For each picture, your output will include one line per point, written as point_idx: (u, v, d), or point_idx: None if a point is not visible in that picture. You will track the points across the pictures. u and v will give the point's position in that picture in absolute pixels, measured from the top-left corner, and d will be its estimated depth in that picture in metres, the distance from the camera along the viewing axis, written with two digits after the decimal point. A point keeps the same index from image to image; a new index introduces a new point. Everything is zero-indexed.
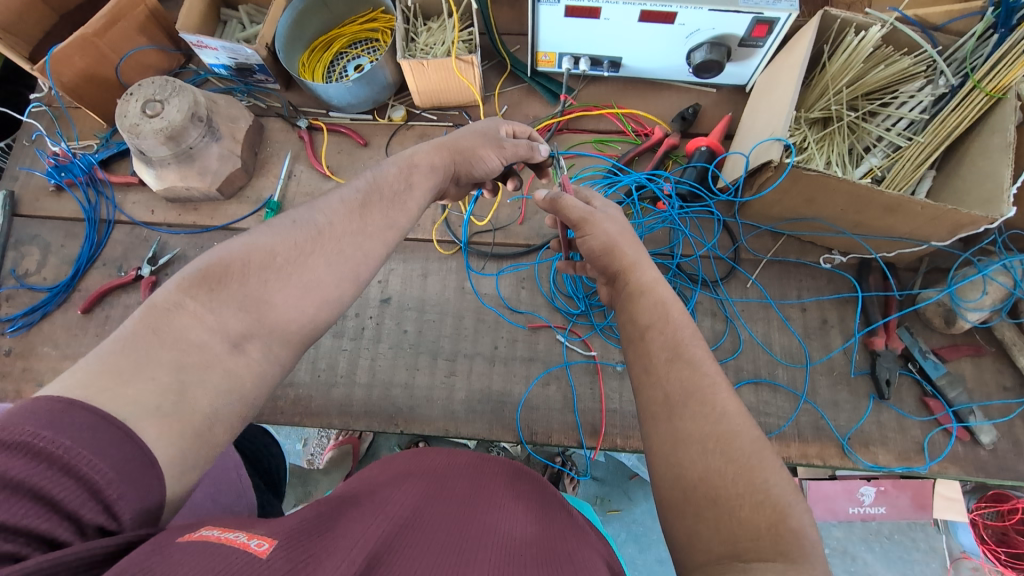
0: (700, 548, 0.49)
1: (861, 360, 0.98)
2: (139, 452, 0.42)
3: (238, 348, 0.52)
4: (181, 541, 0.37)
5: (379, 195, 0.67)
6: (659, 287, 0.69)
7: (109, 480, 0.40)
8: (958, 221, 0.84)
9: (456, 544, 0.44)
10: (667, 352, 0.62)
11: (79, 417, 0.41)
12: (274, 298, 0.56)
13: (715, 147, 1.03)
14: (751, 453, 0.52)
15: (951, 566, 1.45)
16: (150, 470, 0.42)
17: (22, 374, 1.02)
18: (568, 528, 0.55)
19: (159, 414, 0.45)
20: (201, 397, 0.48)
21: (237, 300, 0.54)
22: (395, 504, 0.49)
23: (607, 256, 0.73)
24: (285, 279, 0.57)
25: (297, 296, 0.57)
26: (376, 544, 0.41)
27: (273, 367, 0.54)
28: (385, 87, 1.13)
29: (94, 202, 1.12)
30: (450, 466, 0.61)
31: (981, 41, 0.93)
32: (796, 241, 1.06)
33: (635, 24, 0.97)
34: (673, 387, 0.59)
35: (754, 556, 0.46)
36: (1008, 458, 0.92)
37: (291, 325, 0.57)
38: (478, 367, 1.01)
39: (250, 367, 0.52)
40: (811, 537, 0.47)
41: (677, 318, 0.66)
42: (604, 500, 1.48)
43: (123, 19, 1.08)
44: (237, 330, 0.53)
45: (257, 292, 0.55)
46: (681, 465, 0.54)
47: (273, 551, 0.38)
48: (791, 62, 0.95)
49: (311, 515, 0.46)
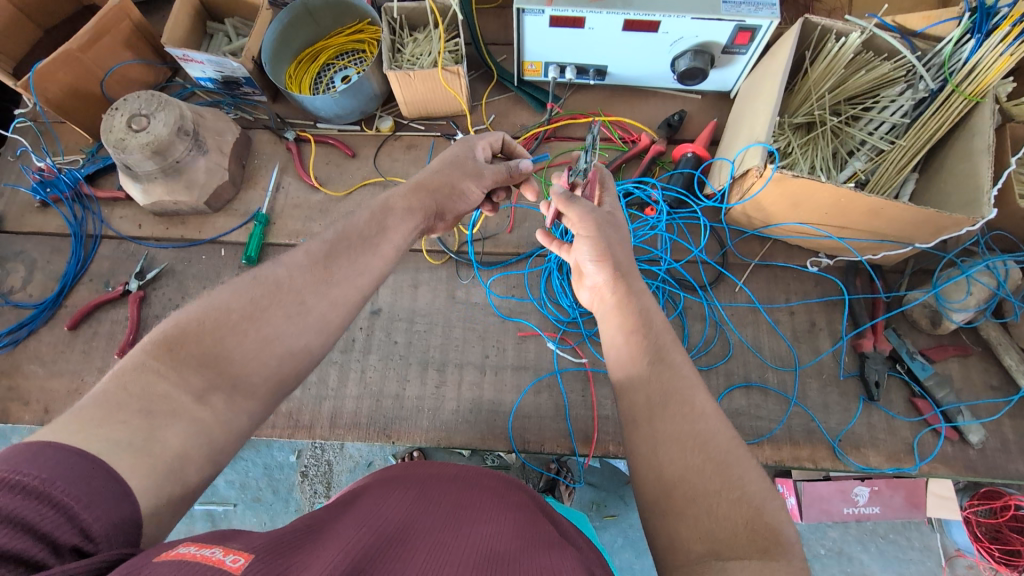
0: (680, 547, 0.49)
1: (850, 362, 0.99)
2: (113, 482, 0.42)
3: (202, 400, 0.51)
4: (157, 560, 0.36)
5: (351, 241, 0.67)
6: (645, 296, 0.70)
7: (83, 503, 0.39)
8: (941, 224, 0.85)
9: (438, 562, 0.43)
10: (648, 356, 0.63)
11: (56, 455, 0.41)
12: (223, 336, 0.55)
13: (701, 153, 1.04)
14: (728, 451, 0.53)
15: (946, 564, 1.46)
16: (124, 499, 0.42)
17: (8, 394, 1.00)
18: (553, 541, 0.54)
19: (130, 450, 0.45)
20: (171, 437, 0.47)
21: (196, 359, 0.53)
22: (376, 520, 0.48)
23: (601, 260, 0.71)
24: (239, 334, 0.56)
25: (253, 350, 0.56)
26: (355, 561, 0.41)
27: (239, 418, 0.53)
28: (372, 98, 1.13)
29: (80, 217, 1.12)
30: (435, 478, 0.61)
31: (959, 46, 0.95)
32: (782, 245, 1.06)
33: (619, 32, 0.98)
34: (652, 392, 0.59)
35: (732, 553, 0.46)
36: (996, 456, 0.92)
37: (248, 357, 0.56)
38: (469, 377, 1.00)
39: (216, 417, 0.51)
40: (788, 531, 0.48)
41: (656, 325, 0.66)
42: (601, 506, 1.48)
43: (108, 33, 1.09)
44: (198, 384, 0.51)
45: (213, 348, 0.54)
46: (660, 464, 0.54)
47: (247, 567, 0.37)
48: (774, 67, 0.95)
49: (291, 530, 0.45)
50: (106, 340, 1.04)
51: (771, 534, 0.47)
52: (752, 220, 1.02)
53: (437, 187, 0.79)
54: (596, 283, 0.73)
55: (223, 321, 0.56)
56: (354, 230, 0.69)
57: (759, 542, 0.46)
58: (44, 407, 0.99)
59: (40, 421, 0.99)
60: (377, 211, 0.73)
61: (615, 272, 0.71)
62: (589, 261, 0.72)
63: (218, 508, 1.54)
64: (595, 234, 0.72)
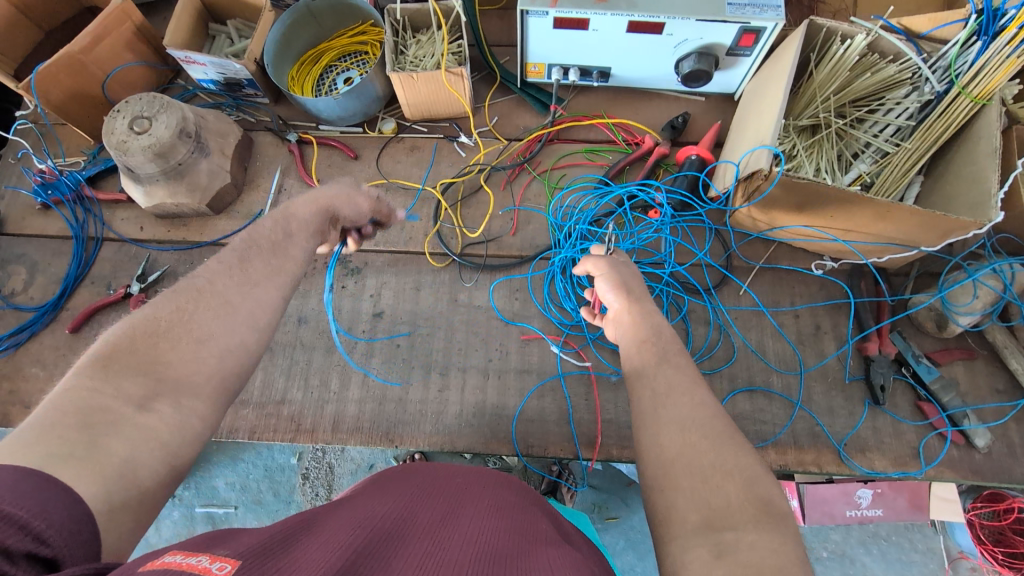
0: (675, 517, 0.48)
1: (855, 366, 0.98)
2: (67, 495, 0.41)
3: (145, 408, 0.49)
4: (144, 569, 0.35)
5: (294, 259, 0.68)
6: (658, 316, 0.72)
7: (35, 513, 0.38)
8: (948, 227, 0.84)
9: (433, 566, 0.42)
10: (654, 356, 0.64)
11: (7, 474, 0.39)
12: (157, 341, 0.54)
13: (705, 155, 1.03)
14: (722, 431, 0.53)
15: (950, 566, 1.46)
16: (80, 513, 0.41)
17: (9, 397, 1.00)
18: (548, 536, 0.54)
19: (71, 460, 0.43)
20: (114, 446, 0.46)
21: (133, 366, 0.51)
22: (366, 522, 0.47)
23: (621, 289, 0.75)
24: (172, 339, 0.55)
25: (190, 351, 0.55)
26: (346, 566, 0.39)
27: (190, 421, 0.52)
28: (375, 100, 1.13)
29: (81, 219, 1.11)
30: (426, 477, 0.60)
31: (965, 48, 0.94)
32: (787, 247, 1.06)
33: (624, 34, 0.98)
34: (659, 386, 0.60)
35: (727, 523, 0.46)
36: (1002, 460, 0.92)
37: (190, 365, 0.54)
38: (472, 381, 1.00)
39: (165, 423, 0.50)
40: (779, 503, 0.48)
41: (666, 336, 0.68)
42: (603, 508, 1.47)
43: (110, 35, 1.08)
44: (138, 393, 0.50)
45: (151, 355, 0.53)
46: (662, 445, 0.54)
47: (235, 574, 0.36)
48: (779, 70, 0.95)
49: (278, 533, 0.44)
50: None
51: (762, 505, 0.47)
52: (756, 222, 1.02)
53: (333, 198, 0.78)
54: (613, 312, 0.75)
55: (152, 328, 0.55)
56: (262, 239, 0.67)
57: (751, 513, 0.46)
58: None
59: None
60: (280, 220, 0.71)
61: (633, 298, 0.74)
62: (608, 290, 0.76)
63: (219, 509, 1.54)
64: (609, 268, 0.77)
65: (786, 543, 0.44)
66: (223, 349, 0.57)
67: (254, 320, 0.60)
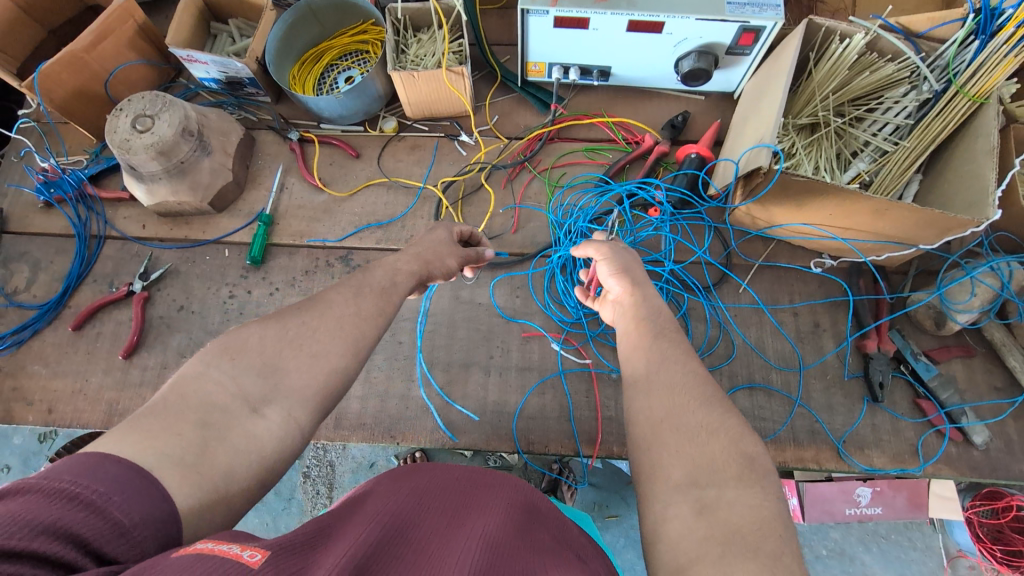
0: (659, 473, 0.50)
1: (854, 363, 0.99)
2: (163, 501, 0.43)
3: (258, 411, 0.53)
4: (175, 555, 0.37)
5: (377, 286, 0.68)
6: (660, 301, 0.69)
7: (136, 522, 0.40)
8: (947, 225, 0.85)
9: (446, 559, 0.44)
10: (649, 334, 0.63)
11: (114, 470, 0.41)
12: (282, 349, 0.58)
13: (705, 154, 1.04)
14: (709, 392, 0.55)
15: (948, 564, 1.46)
16: (169, 519, 0.42)
17: (12, 394, 1.01)
18: (553, 539, 0.55)
19: (181, 465, 0.45)
20: (221, 455, 0.48)
21: (255, 367, 0.55)
22: (384, 514, 0.49)
23: (624, 274, 0.71)
24: (295, 349, 0.58)
25: (306, 364, 0.57)
26: (366, 558, 0.41)
27: (295, 431, 0.54)
28: (376, 99, 1.13)
29: (84, 218, 1.12)
30: (443, 471, 0.62)
31: (963, 47, 0.95)
32: (786, 246, 1.06)
33: (623, 33, 0.98)
34: (653, 355, 0.60)
35: (712, 480, 0.48)
36: (1000, 457, 0.92)
37: (302, 372, 0.57)
38: (474, 378, 1.00)
39: (271, 430, 0.52)
40: (763, 459, 0.50)
41: (665, 319, 0.66)
42: (602, 507, 1.47)
43: (112, 35, 1.08)
44: (255, 393, 0.54)
45: (272, 359, 0.56)
46: (648, 403, 0.55)
47: (265, 562, 0.38)
48: (779, 68, 0.95)
49: (303, 525, 0.46)
50: (110, 341, 1.04)
51: (748, 462, 0.49)
52: (756, 220, 1.02)
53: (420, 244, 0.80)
54: (614, 294, 0.72)
55: (281, 335, 0.59)
56: (374, 282, 0.69)
57: (735, 470, 0.48)
58: (48, 407, 1.00)
59: (45, 421, 0.99)
60: (388, 269, 0.72)
61: (634, 282, 0.70)
62: (609, 274, 0.72)
63: None
64: (611, 252, 0.73)
65: (766, 494, 0.47)
66: (331, 368, 0.58)
67: (361, 348, 0.62)
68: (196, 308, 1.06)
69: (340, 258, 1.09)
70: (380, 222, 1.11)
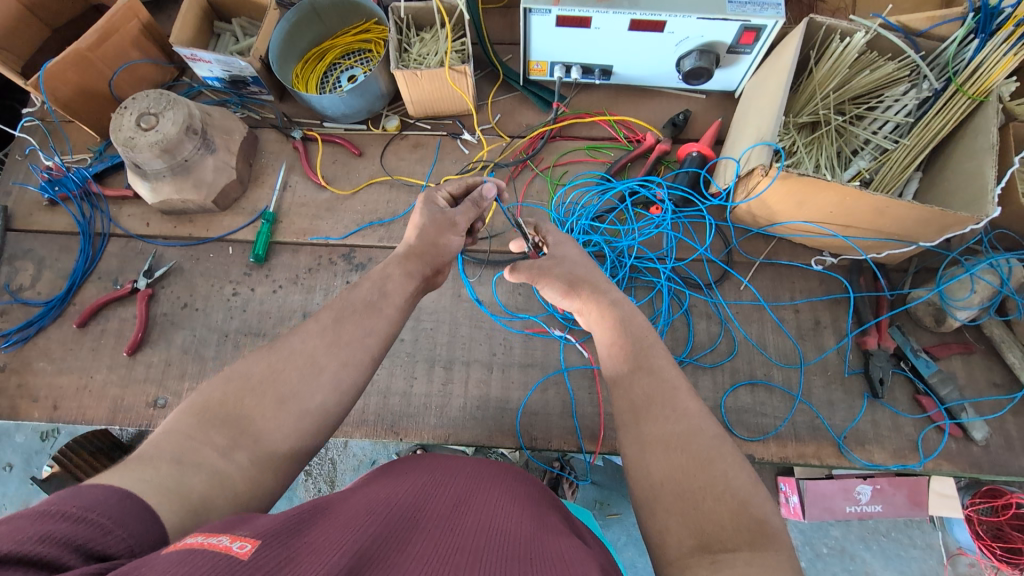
0: (671, 542, 0.51)
1: (855, 360, 1.00)
2: (141, 508, 0.44)
3: (226, 457, 0.54)
4: (165, 551, 0.37)
5: (351, 310, 0.69)
6: (624, 305, 0.75)
7: (118, 522, 0.41)
8: (946, 222, 0.85)
9: (442, 553, 0.43)
10: (629, 363, 0.67)
11: (87, 491, 0.42)
12: (243, 399, 0.58)
13: (706, 153, 1.05)
14: (707, 443, 0.57)
15: (948, 562, 1.47)
16: (149, 519, 0.43)
17: (17, 391, 1.01)
18: (558, 529, 0.54)
19: (160, 489, 0.47)
20: (195, 484, 0.49)
21: (219, 421, 0.56)
22: (380, 507, 0.48)
23: (574, 290, 0.78)
24: (259, 396, 0.59)
25: (272, 410, 0.58)
26: (359, 549, 0.41)
27: (261, 481, 0.55)
28: (379, 97, 1.14)
29: (89, 216, 1.12)
30: (445, 465, 0.61)
31: (963, 46, 0.96)
32: (787, 243, 1.07)
33: (624, 32, 0.99)
34: (638, 395, 0.64)
35: (723, 545, 0.48)
36: (1000, 453, 0.93)
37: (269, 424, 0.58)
38: (475, 374, 1.01)
39: (241, 475, 0.54)
40: (774, 522, 0.51)
41: (636, 328, 0.71)
42: (604, 504, 1.47)
43: (116, 33, 1.09)
44: (222, 443, 0.54)
45: (232, 413, 0.57)
46: (648, 467, 0.57)
47: (256, 553, 0.38)
48: (779, 66, 0.96)
49: (298, 512, 0.46)
50: (114, 338, 1.04)
51: (758, 525, 0.50)
52: (757, 218, 1.03)
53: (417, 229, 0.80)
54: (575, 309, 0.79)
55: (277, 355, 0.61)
56: (357, 299, 0.71)
57: (747, 533, 0.49)
58: (53, 404, 1.00)
59: (50, 418, 1.00)
60: (376, 280, 0.74)
61: (584, 298, 0.77)
62: (560, 297, 0.80)
63: None
64: (546, 277, 0.81)
65: (779, 557, 0.47)
66: (302, 410, 0.60)
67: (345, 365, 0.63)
68: (200, 304, 1.06)
69: (343, 256, 1.10)
70: (383, 220, 1.12)
